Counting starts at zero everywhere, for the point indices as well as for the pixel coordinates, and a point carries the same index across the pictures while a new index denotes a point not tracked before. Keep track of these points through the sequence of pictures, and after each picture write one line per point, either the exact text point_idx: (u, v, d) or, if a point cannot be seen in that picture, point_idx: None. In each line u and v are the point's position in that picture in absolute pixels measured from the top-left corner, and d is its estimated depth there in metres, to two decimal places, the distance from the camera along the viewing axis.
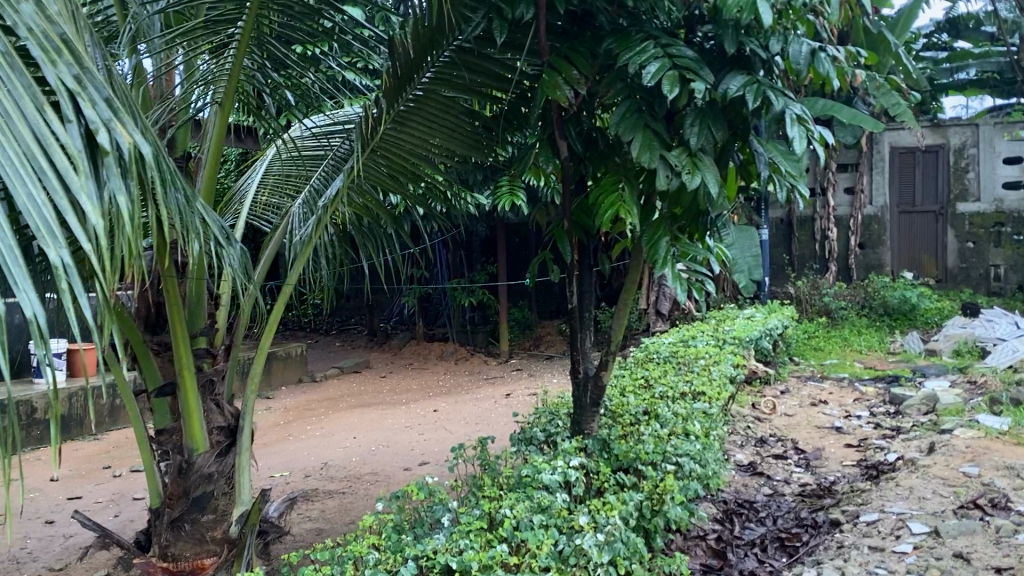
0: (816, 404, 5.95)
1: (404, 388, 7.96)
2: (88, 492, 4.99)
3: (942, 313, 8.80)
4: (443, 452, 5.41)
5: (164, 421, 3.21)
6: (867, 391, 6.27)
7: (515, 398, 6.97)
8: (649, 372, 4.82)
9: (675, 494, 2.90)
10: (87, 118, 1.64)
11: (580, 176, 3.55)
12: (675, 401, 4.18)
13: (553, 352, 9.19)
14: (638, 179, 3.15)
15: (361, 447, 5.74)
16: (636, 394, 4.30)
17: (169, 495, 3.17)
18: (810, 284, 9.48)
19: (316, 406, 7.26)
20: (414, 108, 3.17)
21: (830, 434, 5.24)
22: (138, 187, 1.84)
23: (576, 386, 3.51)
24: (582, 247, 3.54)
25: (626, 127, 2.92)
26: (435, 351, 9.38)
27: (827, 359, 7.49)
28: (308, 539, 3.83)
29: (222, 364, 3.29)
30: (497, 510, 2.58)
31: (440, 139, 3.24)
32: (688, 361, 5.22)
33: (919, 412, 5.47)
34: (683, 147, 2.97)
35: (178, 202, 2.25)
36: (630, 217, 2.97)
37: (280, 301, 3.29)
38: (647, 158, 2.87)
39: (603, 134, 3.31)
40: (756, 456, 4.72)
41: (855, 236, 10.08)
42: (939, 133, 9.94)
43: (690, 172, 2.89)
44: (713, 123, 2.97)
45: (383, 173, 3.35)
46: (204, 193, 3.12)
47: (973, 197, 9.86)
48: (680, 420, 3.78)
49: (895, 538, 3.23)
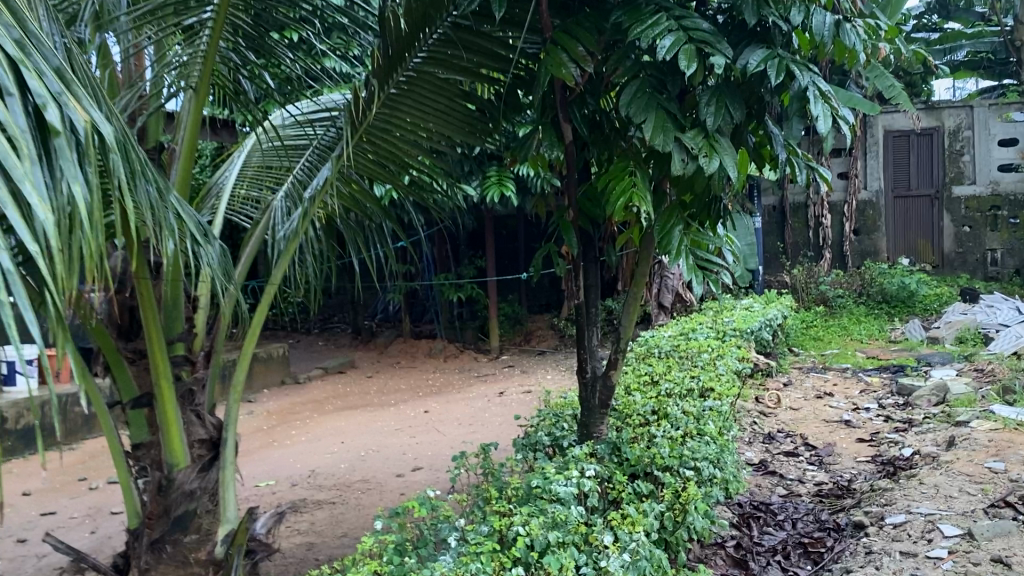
0: (821, 397, 5.76)
1: (393, 388, 7.71)
2: (63, 507, 4.72)
3: (940, 300, 8.65)
4: (438, 456, 5.18)
5: (140, 434, 2.96)
6: (873, 382, 6.08)
7: (509, 397, 6.76)
8: (652, 368, 4.60)
9: (698, 502, 2.69)
10: (34, 93, 1.42)
11: (584, 163, 3.32)
12: (683, 399, 3.97)
13: (545, 347, 9.00)
14: (647, 164, 2.94)
15: (351, 452, 5.50)
16: (641, 392, 4.08)
17: (148, 514, 2.93)
18: (805, 272, 9.29)
19: (301, 409, 7.01)
20: (405, 91, 2.94)
21: (840, 428, 5.04)
22: (97, 176, 1.61)
23: (584, 387, 3.29)
24: (586, 237, 3.31)
25: (637, 108, 2.69)
26: (424, 348, 9.14)
27: (828, 349, 7.30)
28: (299, 555, 3.60)
29: (202, 372, 3.05)
30: (508, 527, 2.35)
31: (434, 124, 3.01)
32: (691, 356, 5.01)
33: (929, 403, 5.30)
34: (699, 128, 2.75)
35: (148, 196, 2.02)
36: (644, 204, 2.75)
37: (263, 302, 3.05)
38: (660, 142, 2.65)
39: (608, 117, 3.09)
40: (766, 454, 4.52)
41: (850, 223, 9.91)
42: (933, 116, 9.81)
43: (707, 156, 2.67)
44: (732, 102, 2.76)
45: (371, 161, 3.13)
46: (178, 189, 2.87)
47: (969, 180, 9.74)
48: (691, 420, 3.57)
49: (927, 543, 3.02)
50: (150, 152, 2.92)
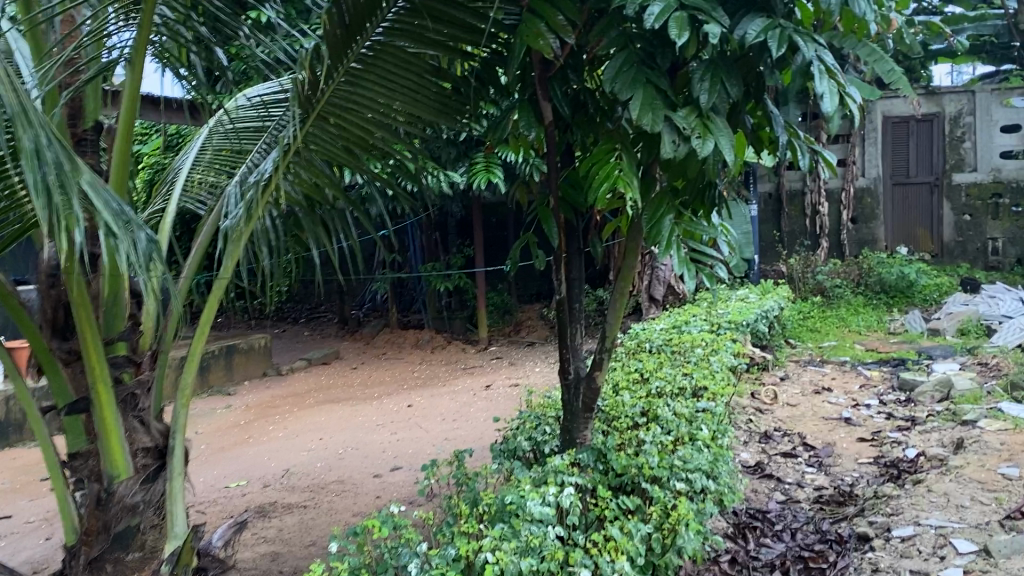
0: (819, 392, 5.51)
1: (376, 381, 7.45)
2: (20, 511, 4.45)
3: (940, 290, 8.42)
4: (418, 455, 4.92)
5: (77, 443, 2.70)
6: (873, 376, 5.84)
7: (496, 391, 6.51)
8: (643, 364, 4.34)
9: (690, 521, 2.45)
10: None
11: (569, 146, 3.05)
12: (675, 399, 3.72)
13: (534, 338, 8.75)
14: (635, 146, 2.68)
15: (328, 450, 5.24)
16: (631, 391, 3.82)
17: (87, 530, 2.68)
18: (803, 261, 9.03)
19: (280, 403, 6.74)
20: (369, 65, 2.67)
21: (840, 426, 4.80)
22: None
23: (566, 390, 3.04)
24: (570, 226, 3.04)
25: (623, 83, 2.42)
26: (410, 339, 8.89)
27: (825, 341, 7.05)
28: (261, 567, 3.34)
29: (148, 374, 2.78)
30: (477, 552, 2.10)
31: (402, 103, 2.73)
32: (683, 350, 4.76)
33: (932, 400, 5.07)
34: (692, 106, 2.49)
35: (39, 177, 1.82)
36: (631, 190, 2.47)
37: (212, 299, 2.78)
38: (649, 121, 2.39)
39: (593, 95, 2.83)
40: (762, 454, 4.27)
41: (848, 211, 9.65)
42: (933, 101, 9.57)
43: (700, 137, 2.41)
44: (728, 78, 2.49)
45: (333, 142, 2.86)
46: (114, 176, 2.58)
47: (969, 167, 9.51)
48: (683, 423, 3.32)
49: (939, 561, 2.78)
50: (86, 134, 2.63)
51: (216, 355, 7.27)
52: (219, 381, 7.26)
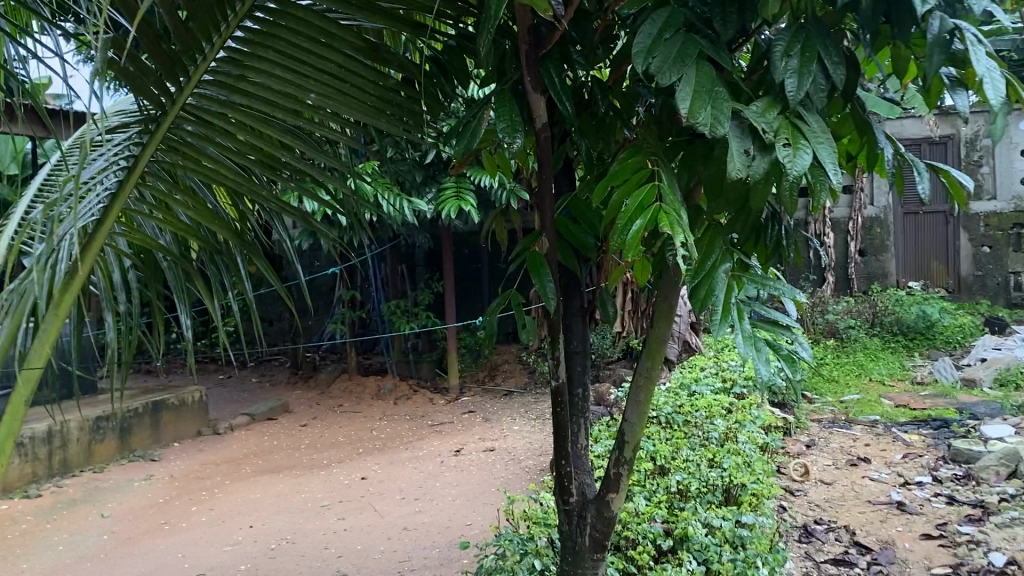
0: (855, 465, 4.58)
1: (328, 442, 6.42)
2: None
3: (965, 331, 7.70)
4: (367, 556, 3.91)
5: None
6: (913, 440, 4.94)
7: (467, 458, 5.53)
8: (653, 446, 3.39)
9: None
10: None
11: (567, 163, 2.12)
12: (704, 505, 2.80)
13: (512, 385, 7.83)
14: (673, 165, 1.75)
15: (258, 543, 4.22)
16: (643, 490, 2.88)
17: None
18: (810, 298, 8.16)
19: (213, 472, 5.70)
20: (265, 35, 1.69)
21: (895, 516, 3.84)
22: None
23: (565, 519, 2.08)
24: (571, 278, 2.05)
25: (665, 59, 1.50)
26: (370, 389, 7.86)
27: (847, 394, 6.16)
28: None
29: None
30: None
31: (316, 99, 1.73)
32: (699, 423, 3.81)
33: (998, 477, 4.15)
34: (770, 99, 1.56)
35: None
36: (680, 230, 1.51)
37: (12, 400, 1.69)
38: (706, 119, 1.47)
39: (601, 88, 1.92)
40: (809, 564, 3.31)
41: (856, 242, 8.93)
42: (948, 122, 8.97)
43: (787, 145, 1.48)
44: (827, 51, 1.57)
45: (217, 157, 1.86)
46: None
47: (989, 194, 9.06)
48: (726, 553, 2.41)
49: None
50: None
51: (141, 413, 6.22)
52: (142, 444, 6.21)
